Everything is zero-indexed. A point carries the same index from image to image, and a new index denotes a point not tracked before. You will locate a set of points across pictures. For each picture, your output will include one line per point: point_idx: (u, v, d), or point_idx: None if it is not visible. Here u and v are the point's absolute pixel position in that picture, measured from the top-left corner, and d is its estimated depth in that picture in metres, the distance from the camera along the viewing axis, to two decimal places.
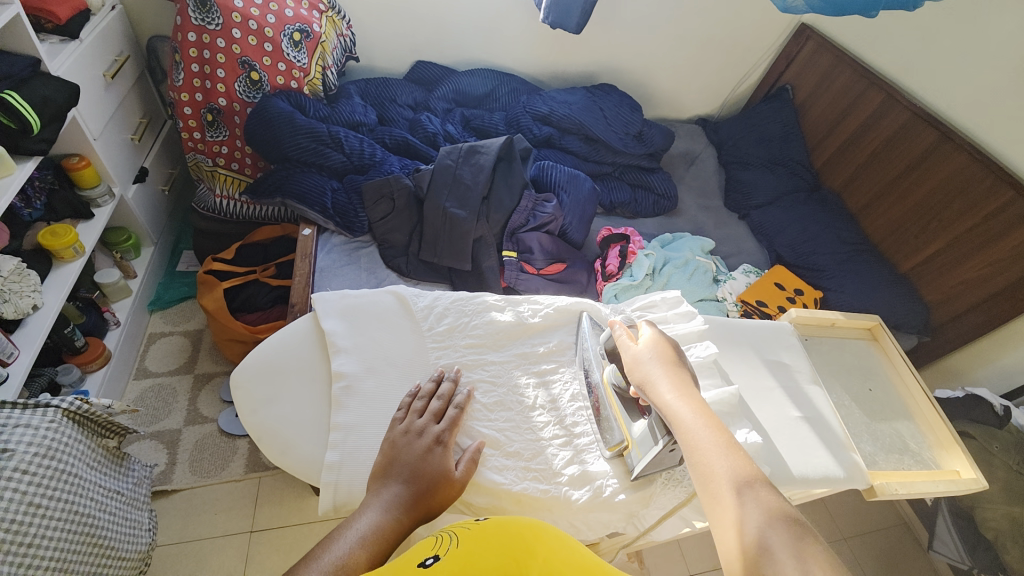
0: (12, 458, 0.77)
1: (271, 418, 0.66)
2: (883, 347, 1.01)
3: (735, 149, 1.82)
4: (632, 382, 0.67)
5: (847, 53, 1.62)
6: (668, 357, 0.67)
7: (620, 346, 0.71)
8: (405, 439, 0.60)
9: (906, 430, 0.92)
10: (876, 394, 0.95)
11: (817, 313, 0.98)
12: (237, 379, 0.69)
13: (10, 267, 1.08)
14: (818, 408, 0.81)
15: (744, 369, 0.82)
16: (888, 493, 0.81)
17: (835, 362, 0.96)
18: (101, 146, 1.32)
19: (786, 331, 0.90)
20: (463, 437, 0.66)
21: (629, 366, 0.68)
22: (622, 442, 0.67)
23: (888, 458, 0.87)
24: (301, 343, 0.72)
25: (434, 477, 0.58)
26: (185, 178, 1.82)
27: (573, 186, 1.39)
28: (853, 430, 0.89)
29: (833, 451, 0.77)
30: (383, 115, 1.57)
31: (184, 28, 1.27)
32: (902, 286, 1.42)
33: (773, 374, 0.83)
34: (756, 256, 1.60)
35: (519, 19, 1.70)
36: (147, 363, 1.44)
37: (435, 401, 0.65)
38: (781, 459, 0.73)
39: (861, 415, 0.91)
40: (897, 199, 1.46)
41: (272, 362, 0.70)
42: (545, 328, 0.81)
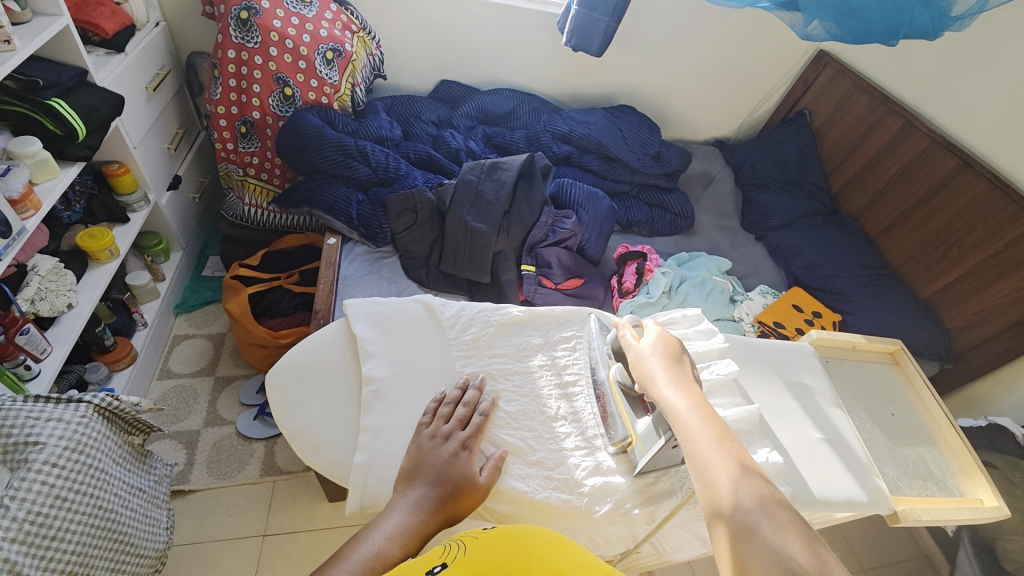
0: (43, 450, 0.80)
1: (303, 418, 0.68)
2: (905, 371, 1.00)
3: (752, 171, 1.84)
4: (637, 380, 0.66)
5: (865, 79, 1.64)
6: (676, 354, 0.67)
7: (623, 345, 0.70)
8: (431, 443, 0.62)
9: (929, 456, 0.90)
10: (898, 419, 0.93)
11: (837, 334, 0.98)
12: (271, 379, 0.71)
13: (48, 267, 1.12)
14: (840, 430, 0.81)
15: (765, 389, 0.82)
16: (911, 519, 0.79)
17: (854, 384, 0.96)
18: (140, 154, 1.38)
19: (807, 352, 0.90)
20: (489, 443, 0.67)
21: (632, 362, 0.68)
22: (626, 438, 0.68)
23: (911, 484, 0.85)
24: (333, 348, 0.74)
25: (461, 482, 0.59)
26: (215, 186, 1.88)
27: (592, 203, 1.41)
28: (875, 454, 0.88)
29: (857, 474, 0.76)
30: (407, 131, 1.62)
31: (225, 46, 1.34)
32: (922, 313, 1.40)
33: (793, 395, 0.83)
34: (772, 278, 1.59)
35: (542, 42, 1.76)
36: (170, 364, 1.47)
37: (461, 407, 0.67)
38: (804, 481, 0.72)
39: (884, 439, 0.90)
40: (917, 225, 1.46)
41: (305, 364, 0.72)
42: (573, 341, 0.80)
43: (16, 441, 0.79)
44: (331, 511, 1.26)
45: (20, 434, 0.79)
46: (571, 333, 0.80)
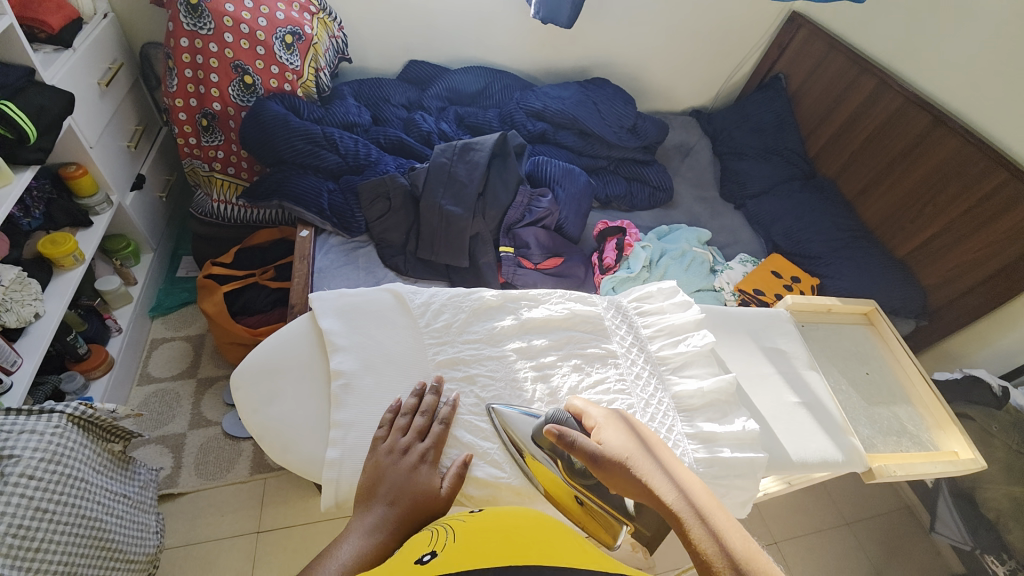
0: (17, 463, 0.77)
1: (272, 417, 0.67)
2: (880, 331, 1.02)
3: (729, 139, 1.83)
4: (620, 485, 0.57)
5: (839, 40, 1.62)
6: (642, 441, 0.61)
7: (582, 448, 0.58)
8: (389, 458, 0.61)
9: (904, 413, 0.92)
10: (873, 378, 0.95)
11: (813, 299, 0.98)
12: (237, 379, 0.70)
13: (11, 276, 1.07)
14: (816, 392, 0.82)
15: (741, 357, 0.82)
16: (886, 475, 0.81)
17: (829, 346, 0.97)
18: (98, 154, 1.33)
19: (784, 318, 0.90)
20: (451, 448, 0.65)
21: (607, 464, 0.58)
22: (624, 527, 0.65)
23: (886, 441, 0.87)
24: (300, 342, 0.72)
25: (422, 496, 0.58)
26: (182, 184, 1.82)
27: (568, 179, 1.39)
28: (850, 414, 0.89)
29: (832, 435, 0.77)
30: (377, 115, 1.58)
31: (177, 34, 1.28)
32: (898, 271, 1.43)
33: (770, 361, 0.83)
34: (752, 246, 1.60)
35: (511, 15, 1.70)
36: (150, 369, 1.44)
37: (418, 417, 0.64)
38: (780, 445, 0.73)
39: (859, 399, 0.91)
40: (892, 185, 1.47)
41: (270, 362, 0.71)
42: (547, 324, 0.76)
43: None
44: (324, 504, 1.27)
45: None
46: (544, 315, 0.77)
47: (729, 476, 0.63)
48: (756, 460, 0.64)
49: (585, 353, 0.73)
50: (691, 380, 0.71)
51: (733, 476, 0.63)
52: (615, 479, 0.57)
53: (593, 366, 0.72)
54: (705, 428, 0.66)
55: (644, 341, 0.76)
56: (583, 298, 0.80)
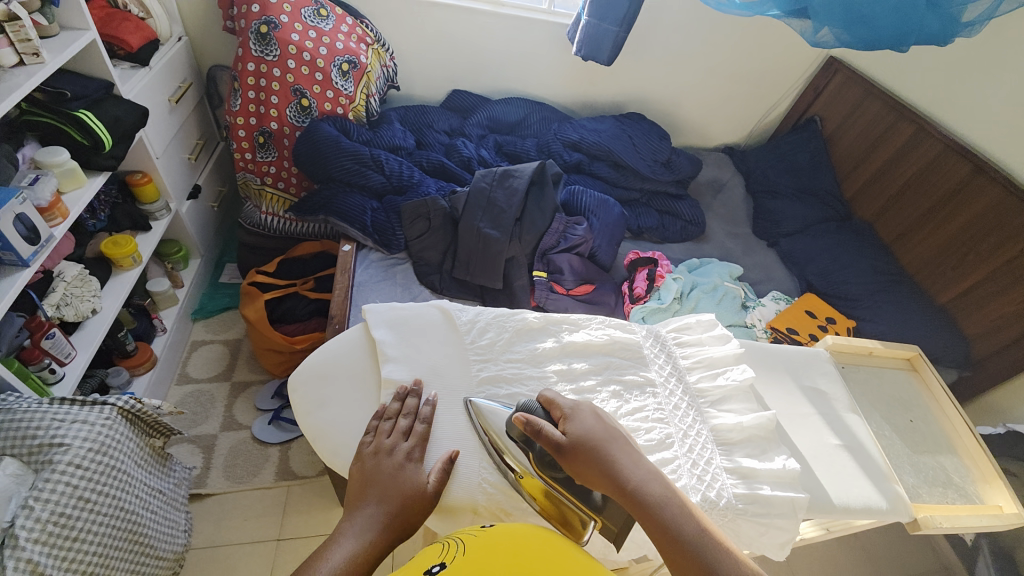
0: (67, 452, 0.80)
1: (324, 421, 0.69)
2: (923, 377, 0.99)
3: (763, 177, 1.85)
4: (586, 476, 0.58)
5: (876, 86, 1.64)
6: (609, 433, 0.61)
7: (549, 439, 0.59)
8: (374, 459, 0.62)
9: (950, 464, 0.88)
10: (917, 426, 0.92)
11: (854, 340, 0.97)
12: (294, 381, 0.73)
13: (73, 273, 1.14)
14: (858, 436, 0.79)
15: (781, 395, 0.81)
16: (933, 527, 0.78)
17: (870, 389, 0.95)
18: (162, 164, 1.41)
19: (823, 357, 0.88)
20: (438, 447, 0.66)
21: (572, 456, 0.58)
22: (589, 522, 0.60)
23: (932, 491, 0.84)
24: (354, 350, 0.75)
25: (408, 496, 0.60)
26: (233, 196, 1.92)
27: (602, 210, 1.42)
28: (894, 461, 0.87)
29: (877, 482, 0.75)
30: (420, 140, 1.65)
31: (245, 59, 1.38)
32: (939, 319, 1.39)
33: (809, 401, 0.82)
34: (785, 284, 1.58)
35: (553, 51, 1.78)
36: (188, 370, 1.50)
37: (403, 419, 0.66)
38: (821, 486, 0.72)
39: (903, 446, 0.89)
40: (931, 231, 1.45)
41: (324, 367, 0.74)
42: (588, 349, 0.76)
43: (40, 442, 0.80)
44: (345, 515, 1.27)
45: (45, 435, 0.80)
46: (585, 339, 0.77)
47: (769, 514, 0.62)
48: (797, 500, 0.63)
49: (624, 380, 0.72)
50: (730, 414, 0.70)
51: (772, 514, 0.62)
52: (582, 470, 0.58)
53: (631, 394, 0.71)
54: (744, 463, 0.65)
55: (682, 371, 0.75)
56: (623, 325, 0.79)
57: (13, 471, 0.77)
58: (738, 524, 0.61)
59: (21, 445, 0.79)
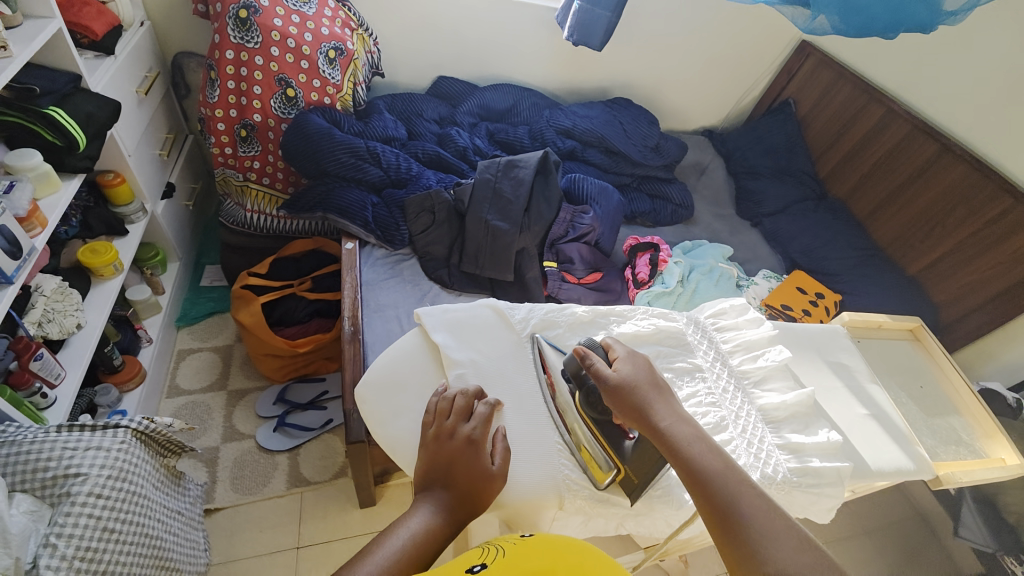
0: (85, 482, 0.75)
1: (399, 432, 0.68)
2: (926, 346, 1.08)
3: (744, 159, 1.92)
4: (625, 412, 0.65)
5: (847, 69, 1.72)
6: (653, 378, 0.68)
7: (598, 374, 0.67)
8: (437, 443, 0.63)
9: (957, 424, 0.98)
10: (927, 391, 1.01)
11: (865, 315, 1.05)
12: (362, 395, 0.72)
13: (52, 286, 1.04)
14: (880, 404, 0.85)
15: (812, 370, 0.86)
16: (953, 482, 0.87)
17: (886, 360, 1.03)
18: (135, 162, 1.30)
19: (842, 333, 0.94)
20: (497, 425, 0.68)
21: (617, 392, 0.66)
22: (613, 470, 0.67)
23: (946, 450, 0.93)
24: (414, 357, 0.75)
25: (472, 477, 0.61)
26: (207, 193, 1.80)
27: (604, 197, 1.43)
28: (912, 424, 0.95)
29: (902, 445, 0.81)
30: (411, 130, 1.60)
31: (223, 46, 1.29)
32: (911, 290, 1.50)
33: (836, 375, 0.87)
34: (772, 262, 1.66)
35: (539, 35, 1.76)
36: (179, 381, 1.42)
37: (461, 399, 0.66)
38: (859, 455, 0.77)
39: (918, 411, 0.97)
40: (902, 207, 1.55)
41: (388, 377, 0.73)
42: (638, 340, 0.79)
43: (54, 475, 0.74)
44: (363, 517, 1.25)
45: (58, 466, 0.74)
46: (635, 330, 0.79)
47: (820, 484, 0.67)
48: (842, 469, 0.68)
49: (674, 367, 0.76)
50: (773, 393, 0.76)
51: (822, 484, 0.67)
52: (621, 406, 0.65)
53: (682, 381, 0.75)
54: (793, 439, 0.70)
55: (725, 356, 0.80)
56: (668, 315, 0.83)
57: (28, 508, 0.71)
58: (793, 495, 0.66)
59: (33, 479, 0.73)
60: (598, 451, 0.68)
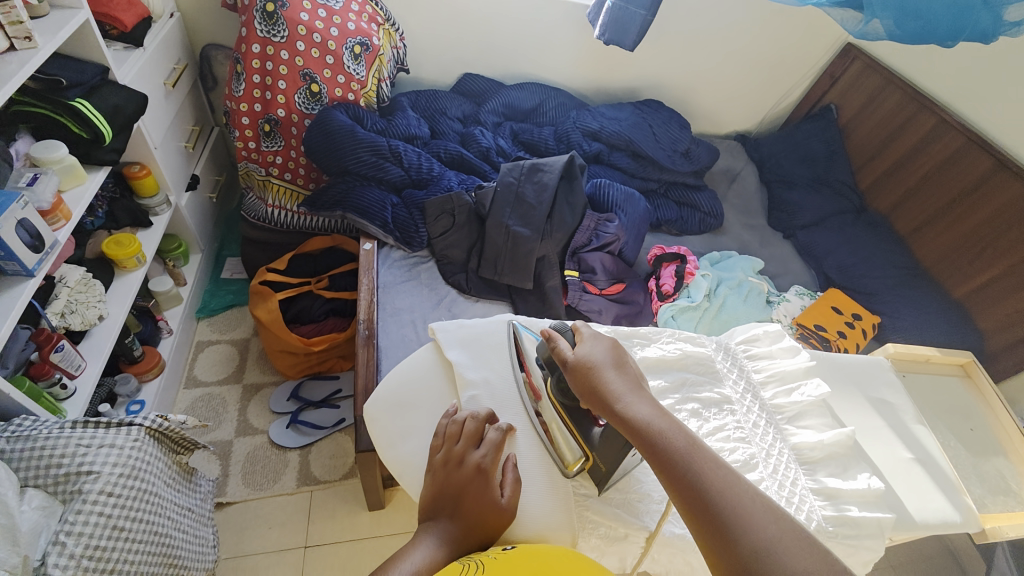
0: (97, 480, 0.75)
1: (410, 452, 0.69)
2: (977, 383, 1.08)
3: (778, 166, 1.83)
4: (585, 390, 0.65)
5: (896, 75, 1.61)
6: (616, 358, 0.67)
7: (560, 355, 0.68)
8: (445, 470, 0.63)
9: (1006, 470, 0.99)
10: (977, 434, 1.02)
11: (912, 349, 1.07)
12: (372, 413, 0.74)
13: (76, 277, 1.05)
14: (927, 449, 0.87)
15: (854, 410, 0.88)
16: (1000, 536, 0.89)
17: (933, 400, 1.05)
18: (161, 155, 1.31)
19: (886, 368, 0.95)
20: (508, 453, 0.66)
21: (578, 370, 0.66)
22: (582, 457, 0.67)
23: (994, 500, 0.94)
24: (427, 375, 0.76)
25: (482, 509, 0.61)
26: (231, 185, 1.82)
27: (629, 204, 1.37)
28: (961, 471, 0.97)
29: (948, 494, 0.82)
30: (434, 128, 1.57)
31: (250, 40, 1.28)
32: (956, 315, 1.40)
33: (879, 413, 0.89)
34: (804, 277, 1.58)
35: (569, 33, 1.70)
36: (196, 373, 1.43)
37: (471, 422, 0.66)
38: (902, 503, 0.78)
39: (967, 455, 0.99)
40: (949, 224, 1.45)
41: (401, 395, 0.74)
42: (662, 365, 0.76)
43: (67, 471, 0.74)
44: (372, 519, 1.24)
45: (72, 463, 0.75)
46: (660, 355, 0.76)
47: (858, 535, 0.65)
48: (882, 519, 0.67)
49: (701, 398, 0.74)
50: (808, 431, 0.74)
51: (863, 535, 0.65)
52: (581, 385, 0.65)
53: (710, 412, 0.73)
54: (829, 483, 0.68)
55: (757, 388, 0.79)
56: (695, 340, 0.81)
57: (39, 504, 0.72)
58: (829, 545, 0.65)
59: (47, 475, 0.74)
60: (567, 434, 0.69)
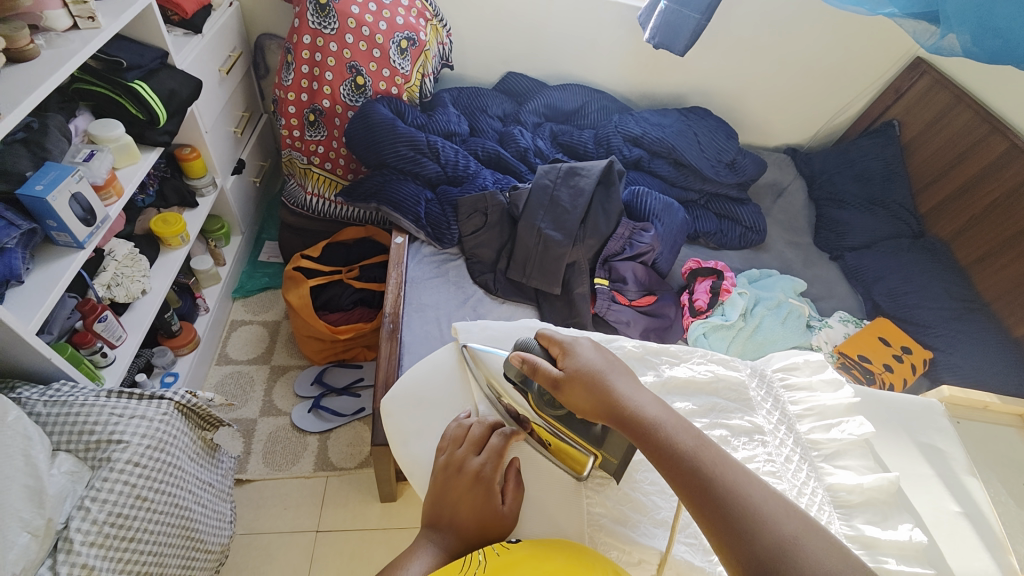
0: (126, 449, 0.79)
1: (421, 452, 0.68)
2: None
3: (829, 184, 1.73)
4: (584, 401, 0.61)
5: (968, 93, 1.49)
6: (606, 363, 0.64)
7: (541, 371, 0.63)
8: (446, 474, 0.62)
9: None
10: None
11: (970, 394, 0.99)
12: (387, 407, 0.73)
13: (123, 252, 1.11)
14: (978, 504, 0.80)
15: (898, 453, 0.82)
16: None
17: (986, 449, 0.97)
18: (211, 139, 1.36)
19: (939, 412, 0.89)
20: (513, 458, 0.65)
21: (569, 383, 0.62)
22: (591, 456, 0.64)
23: None
24: (446, 373, 0.75)
25: (481, 515, 0.60)
26: (274, 171, 1.87)
27: (667, 214, 1.33)
28: (1012, 531, 0.89)
29: (997, 554, 0.75)
30: (473, 125, 1.57)
31: (301, 31, 1.31)
32: (1016, 358, 1.28)
33: (928, 460, 0.83)
34: (849, 302, 1.49)
35: (618, 34, 1.66)
36: (228, 350, 1.48)
37: (476, 429, 0.65)
38: (946, 561, 0.72)
39: (1020, 512, 0.91)
40: (1016, 258, 1.33)
41: (418, 392, 0.74)
42: (690, 387, 0.74)
43: (98, 439, 0.78)
44: (382, 512, 1.25)
45: (103, 431, 0.78)
46: (688, 376, 0.74)
47: None
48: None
49: (731, 425, 0.70)
50: (847, 472, 0.69)
51: None
52: (574, 398, 0.61)
53: (739, 441, 0.69)
54: (866, 532, 0.63)
55: (793, 421, 0.74)
56: (728, 364, 0.78)
57: (69, 468, 0.75)
58: None
59: (79, 441, 0.77)
60: (555, 433, 0.66)
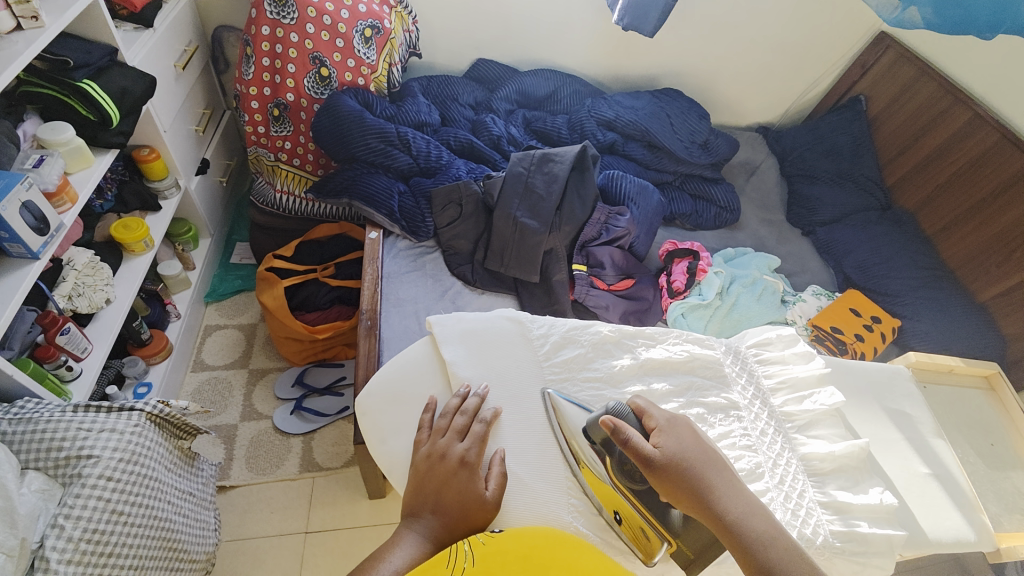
0: (97, 464, 0.76)
1: (401, 449, 0.68)
2: (1002, 398, 1.04)
3: (800, 160, 1.75)
4: (681, 495, 0.58)
5: (932, 66, 1.52)
6: (703, 450, 0.61)
7: (635, 451, 0.59)
8: (430, 461, 0.62)
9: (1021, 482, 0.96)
10: (997, 449, 0.99)
11: (936, 359, 1.02)
12: (364, 405, 0.73)
13: (84, 261, 1.07)
14: (946, 464, 0.83)
15: (870, 420, 0.85)
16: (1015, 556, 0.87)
17: (953, 411, 1.01)
18: (170, 138, 1.31)
19: (906, 377, 0.92)
20: (497, 447, 0.65)
21: (665, 471, 0.59)
22: (664, 544, 0.60)
23: (1012, 518, 0.91)
24: (423, 367, 0.75)
25: (465, 500, 0.60)
26: (241, 169, 1.81)
27: (643, 197, 1.33)
28: (978, 488, 0.94)
29: (965, 512, 0.79)
30: (445, 115, 1.54)
31: (259, 22, 1.27)
32: (979, 322, 1.33)
33: (896, 425, 0.86)
34: (822, 276, 1.52)
35: (587, 17, 1.64)
36: (204, 356, 1.44)
37: (460, 418, 0.65)
38: (917, 522, 0.75)
39: (986, 469, 0.96)
40: (978, 226, 1.38)
41: (395, 389, 0.73)
42: (666, 367, 0.75)
43: (68, 455, 0.76)
44: (371, 509, 1.24)
45: (72, 447, 0.76)
46: (664, 357, 0.75)
47: (867, 552, 0.63)
48: (894, 537, 0.64)
49: (707, 402, 0.72)
50: (820, 441, 0.71)
51: (871, 553, 0.62)
52: (669, 486, 0.58)
53: (716, 418, 0.71)
54: (839, 497, 0.66)
55: (767, 395, 0.76)
56: (703, 342, 0.79)
57: (39, 486, 0.73)
58: (834, 562, 0.62)
59: (48, 457, 0.75)
60: (632, 508, 0.61)
